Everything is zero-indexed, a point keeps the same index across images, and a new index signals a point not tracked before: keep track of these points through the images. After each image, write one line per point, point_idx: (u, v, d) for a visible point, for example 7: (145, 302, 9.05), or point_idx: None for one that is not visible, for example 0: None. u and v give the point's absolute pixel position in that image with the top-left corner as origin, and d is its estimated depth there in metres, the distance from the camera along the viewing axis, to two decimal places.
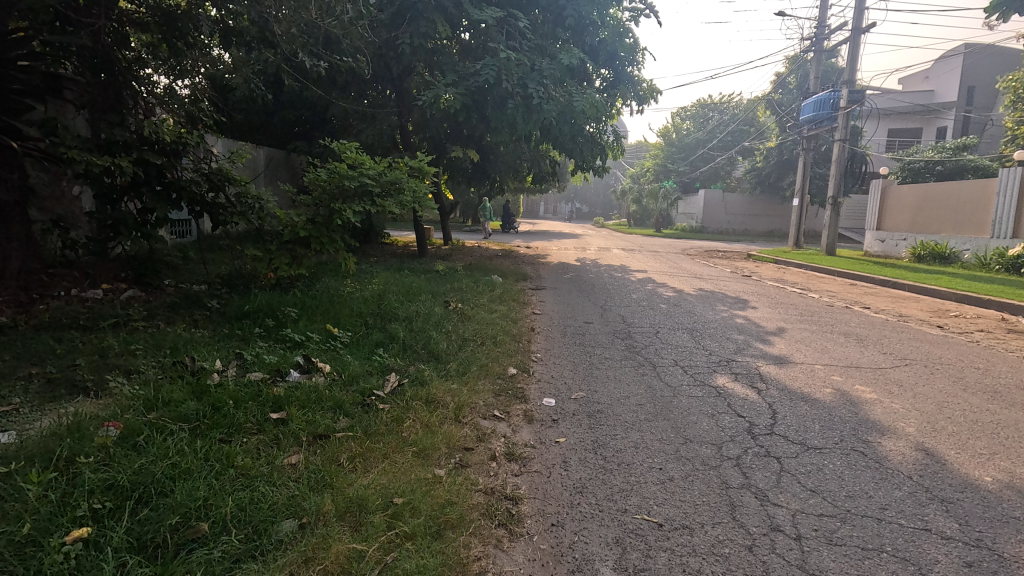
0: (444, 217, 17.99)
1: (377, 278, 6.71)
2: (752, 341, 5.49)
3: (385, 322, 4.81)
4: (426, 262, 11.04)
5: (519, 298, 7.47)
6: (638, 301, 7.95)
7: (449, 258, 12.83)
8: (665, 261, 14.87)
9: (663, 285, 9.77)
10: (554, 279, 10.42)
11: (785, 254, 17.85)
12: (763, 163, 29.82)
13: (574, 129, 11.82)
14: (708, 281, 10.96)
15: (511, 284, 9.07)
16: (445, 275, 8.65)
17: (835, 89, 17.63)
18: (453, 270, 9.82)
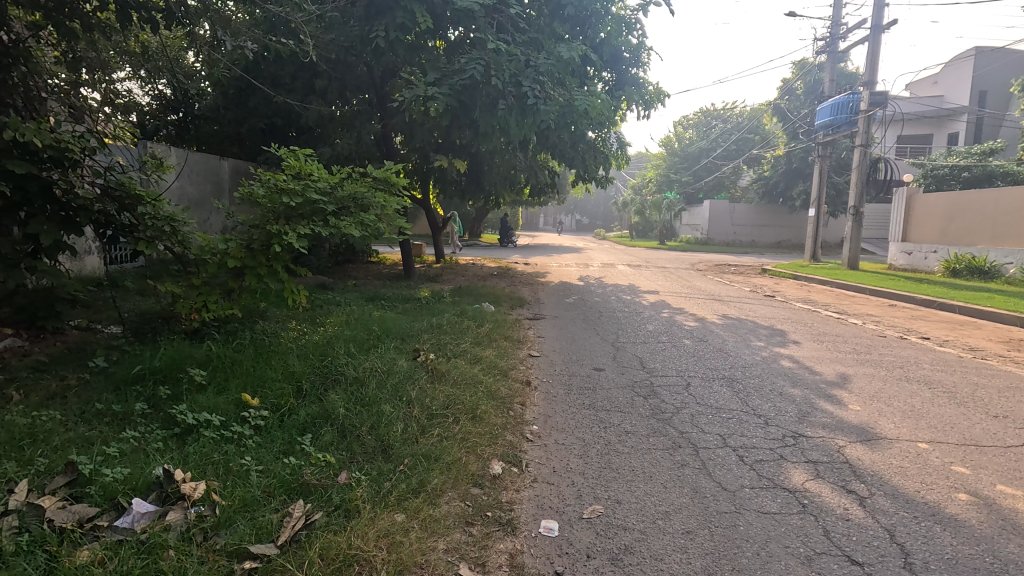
0: (435, 233, 16.77)
1: (336, 316, 5.42)
2: (814, 400, 4.19)
3: (325, 390, 3.54)
4: (410, 286, 9.81)
5: (511, 334, 6.18)
6: (655, 334, 6.65)
7: (437, 279, 11.55)
8: (676, 279, 13.58)
9: (679, 311, 8.49)
10: (555, 304, 9.15)
11: (803, 268, 16.59)
12: (771, 172, 28.54)
13: (574, 134, 10.60)
14: (728, 303, 9.66)
15: (504, 313, 7.80)
16: (427, 304, 7.38)
17: (853, 91, 16.45)
18: (439, 296, 8.56)
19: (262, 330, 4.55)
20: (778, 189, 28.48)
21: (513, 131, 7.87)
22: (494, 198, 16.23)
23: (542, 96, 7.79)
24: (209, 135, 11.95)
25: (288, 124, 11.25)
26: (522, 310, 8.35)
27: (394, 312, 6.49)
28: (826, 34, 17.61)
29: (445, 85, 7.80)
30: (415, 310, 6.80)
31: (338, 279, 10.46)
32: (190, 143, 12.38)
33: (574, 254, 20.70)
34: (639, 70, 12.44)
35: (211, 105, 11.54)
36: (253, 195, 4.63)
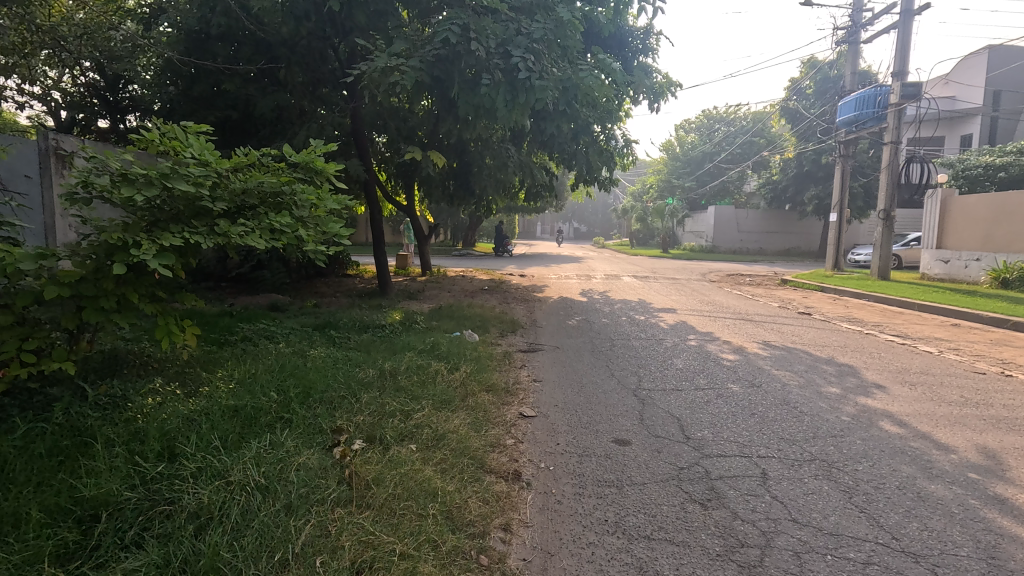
0: (420, 241, 15.16)
1: (242, 364, 3.76)
2: (982, 514, 2.58)
3: (132, 536, 1.91)
4: (381, 307, 8.24)
5: (497, 380, 4.57)
6: (689, 375, 5.03)
7: (418, 297, 10.01)
8: (691, 293, 12.02)
9: (708, 336, 6.90)
10: (555, 328, 7.56)
11: (826, 278, 15.07)
12: (780, 176, 27.04)
13: (577, 125, 9.03)
14: (761, 325, 8.07)
15: (490, 343, 6.19)
16: (393, 334, 5.77)
17: (878, 84, 14.92)
18: (412, 320, 6.98)
19: (99, 397, 2.89)
20: (787, 193, 26.98)
21: (501, 114, 6.24)
22: (485, 203, 14.70)
23: (537, 70, 6.12)
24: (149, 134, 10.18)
25: (244, 118, 9.65)
26: (515, 337, 6.77)
27: (342, 351, 4.87)
28: (847, 22, 16.10)
29: (416, 57, 6.27)
30: (370, 345, 5.19)
31: (298, 298, 8.88)
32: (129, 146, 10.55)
33: (574, 264, 19.20)
34: (648, 56, 10.91)
35: (153, 99, 9.85)
36: (91, 184, 2.98)
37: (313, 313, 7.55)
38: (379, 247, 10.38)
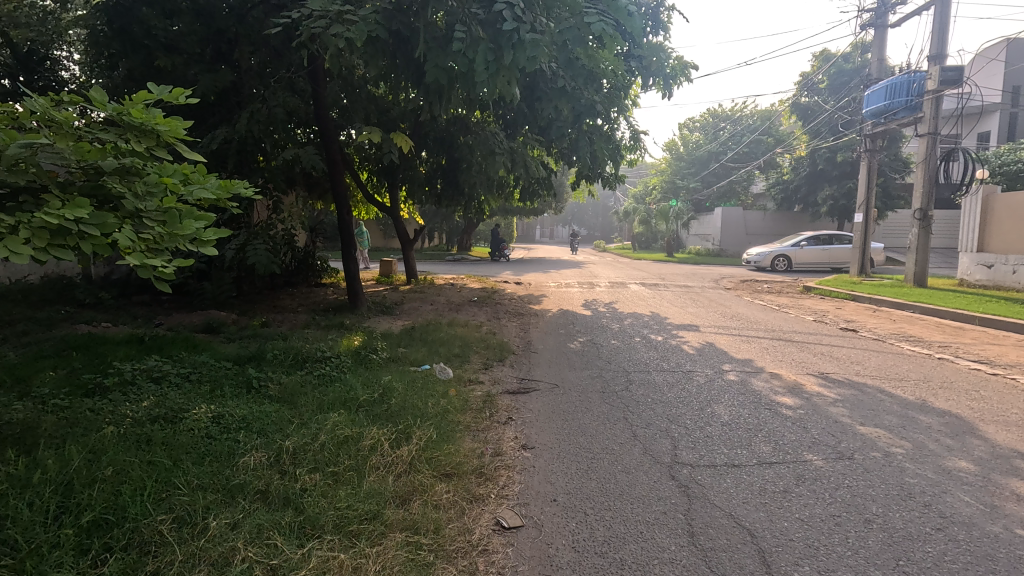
0: (405, 247, 13.63)
1: (45, 451, 2.35)
2: None
3: None
4: (342, 329, 6.78)
5: (465, 452, 3.12)
6: (745, 437, 3.54)
7: (393, 312, 8.56)
8: (711, 304, 10.55)
9: (749, 367, 5.44)
10: (555, 353, 6.13)
11: (855, 285, 13.60)
12: (792, 176, 25.65)
13: (578, 106, 7.56)
14: (807, 348, 6.60)
15: (469, 382, 4.69)
16: (337, 374, 4.33)
17: (911, 70, 13.51)
18: (374, 346, 5.53)
19: None
20: (799, 193, 25.59)
21: (483, 82, 4.77)
22: (477, 203, 13.26)
23: (528, 22, 4.66)
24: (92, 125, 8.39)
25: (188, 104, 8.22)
26: (506, 368, 5.31)
27: (250, 408, 3.45)
28: (873, 4, 14.70)
29: (369, 6, 4.86)
30: (296, 396, 3.75)
31: (247, 315, 7.44)
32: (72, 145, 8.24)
33: (576, 269, 17.74)
34: (659, 32, 9.46)
35: (91, 81, 8.47)
36: None
37: (265, 337, 6.08)
38: (349, 251, 8.92)
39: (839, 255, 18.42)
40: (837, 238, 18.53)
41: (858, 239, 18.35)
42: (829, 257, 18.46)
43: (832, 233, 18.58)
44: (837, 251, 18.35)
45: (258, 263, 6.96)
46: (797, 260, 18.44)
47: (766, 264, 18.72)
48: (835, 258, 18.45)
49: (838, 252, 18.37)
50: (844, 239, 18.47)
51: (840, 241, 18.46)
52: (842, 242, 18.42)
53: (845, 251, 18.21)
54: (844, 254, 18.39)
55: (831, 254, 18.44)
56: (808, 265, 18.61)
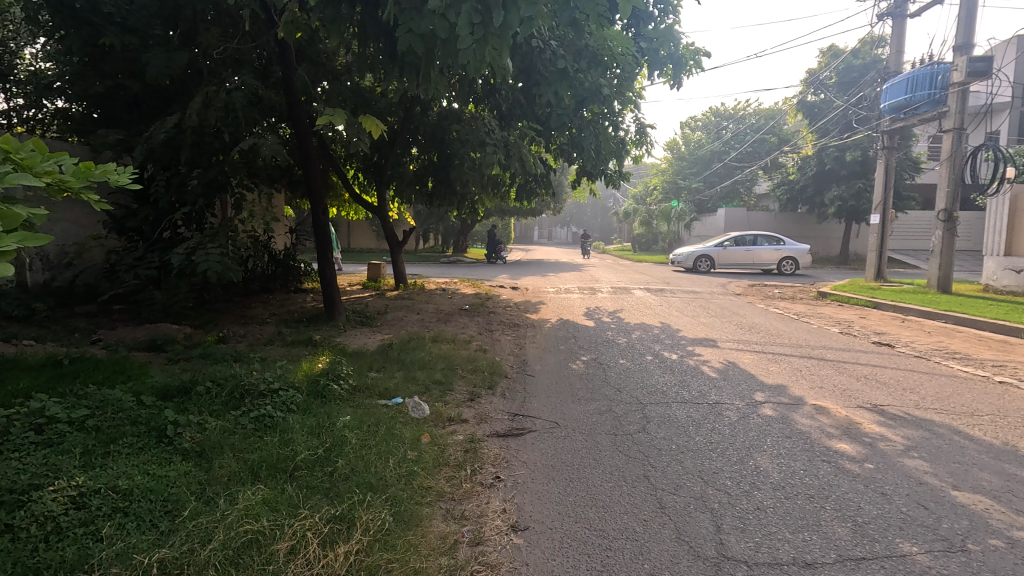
0: (393, 249, 12.73)
1: None
2: None
3: None
4: (308, 347, 5.89)
5: (429, 545, 2.26)
6: (809, 511, 2.67)
7: (372, 324, 7.66)
8: (723, 313, 9.66)
9: (787, 397, 4.55)
10: (554, 376, 5.24)
11: (873, 292, 12.74)
12: (798, 175, 24.81)
13: (581, 92, 6.68)
14: (843, 369, 5.71)
15: (448, 422, 3.81)
16: (285, 414, 3.47)
17: (934, 62, 12.63)
18: (338, 369, 4.63)
19: None
20: (805, 194, 24.77)
21: (466, 54, 3.86)
22: (470, 202, 12.39)
23: None
24: (64, 110, 8.05)
25: (148, 91, 7.41)
26: (496, 401, 4.42)
27: (149, 473, 2.59)
28: None
29: None
30: (219, 450, 2.90)
31: (204, 328, 6.54)
32: (63, 137, 8.33)
33: (575, 273, 16.83)
34: (669, 14, 8.55)
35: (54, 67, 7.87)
36: None
37: (240, 360, 5.24)
38: (325, 255, 8.01)
39: (762, 256, 17.65)
40: (762, 238, 17.72)
41: (783, 240, 17.49)
42: (751, 258, 17.72)
43: (757, 233, 17.79)
44: (760, 251, 17.55)
45: (208, 270, 6.02)
46: (716, 260, 17.85)
47: (688, 264, 18.26)
48: (759, 258, 17.69)
49: (761, 252, 17.58)
50: (769, 239, 17.65)
51: (763, 241, 17.68)
52: (766, 243, 17.60)
53: (766, 252, 17.41)
54: (768, 255, 17.57)
55: (753, 254, 17.71)
56: (731, 266, 17.95)
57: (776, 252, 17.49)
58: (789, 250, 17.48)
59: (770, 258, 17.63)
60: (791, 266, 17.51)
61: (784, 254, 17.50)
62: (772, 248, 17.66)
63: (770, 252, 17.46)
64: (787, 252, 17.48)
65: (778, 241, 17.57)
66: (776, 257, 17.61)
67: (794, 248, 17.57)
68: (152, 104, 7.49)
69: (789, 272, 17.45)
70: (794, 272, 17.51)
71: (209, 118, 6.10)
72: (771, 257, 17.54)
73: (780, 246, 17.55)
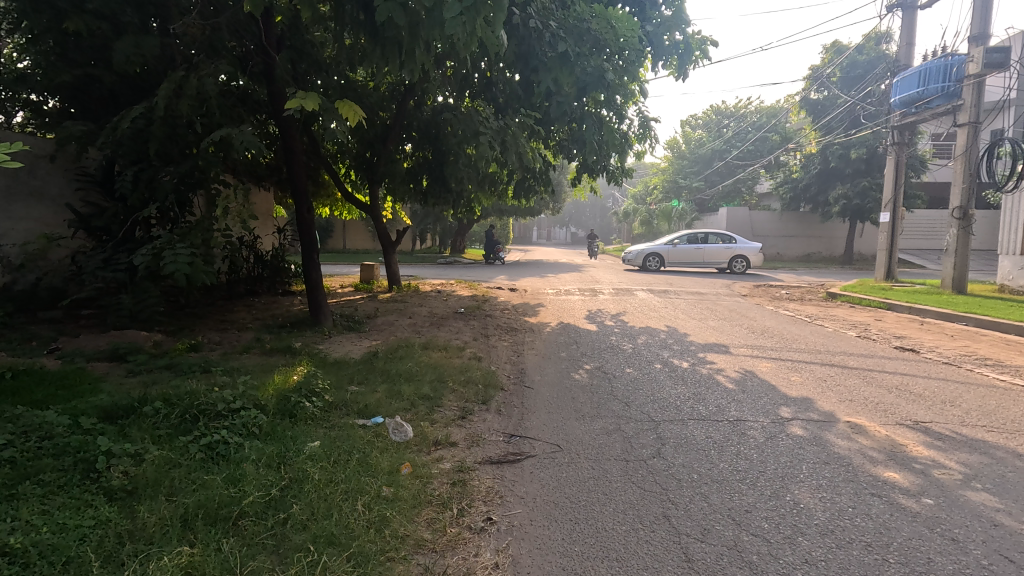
0: (386, 249, 12.24)
1: None
2: None
3: None
4: (286, 356, 5.39)
5: None
6: (871, 567, 2.17)
7: (359, 329, 7.16)
8: (732, 316, 9.17)
9: (816, 413, 4.06)
10: (556, 388, 4.75)
11: (885, 292, 12.26)
12: (801, 174, 24.34)
13: (582, 80, 6.19)
14: (871, 378, 5.22)
15: (434, 447, 3.32)
16: (245, 441, 2.98)
17: (947, 54, 12.19)
18: (313, 383, 4.13)
19: None
20: (808, 193, 24.32)
21: None
22: (466, 201, 11.91)
23: None
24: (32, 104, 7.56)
25: (120, 82, 6.92)
26: (490, 419, 3.94)
27: (60, 523, 2.10)
28: None
29: None
30: (156, 489, 2.41)
31: (175, 336, 6.03)
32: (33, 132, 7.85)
33: (575, 274, 16.35)
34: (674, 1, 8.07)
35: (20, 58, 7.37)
36: None
37: (209, 371, 4.73)
38: (309, 255, 7.51)
39: (713, 255, 17.54)
40: (713, 237, 17.62)
41: (733, 239, 17.43)
42: (702, 256, 17.56)
43: (707, 232, 17.68)
44: (711, 250, 17.44)
45: (176, 273, 5.36)
46: (667, 259, 17.53)
47: (637, 262, 17.70)
48: (709, 257, 17.56)
49: (712, 251, 17.47)
50: (719, 238, 17.57)
51: (714, 240, 17.56)
52: (717, 242, 17.53)
53: (717, 250, 17.30)
54: (718, 254, 17.49)
55: (703, 253, 17.55)
56: (680, 265, 17.68)
57: (727, 251, 17.40)
58: (739, 249, 17.44)
59: (721, 257, 17.54)
60: (743, 265, 17.44)
61: (734, 253, 17.44)
62: (722, 247, 17.57)
63: (721, 250, 17.37)
64: (737, 251, 17.45)
65: (730, 240, 17.49)
66: (727, 256, 17.51)
67: (744, 247, 17.58)
68: (125, 96, 7.01)
69: (740, 271, 17.38)
70: (744, 272, 17.46)
71: (180, 106, 5.59)
72: (722, 256, 17.41)
73: (731, 245, 17.52)
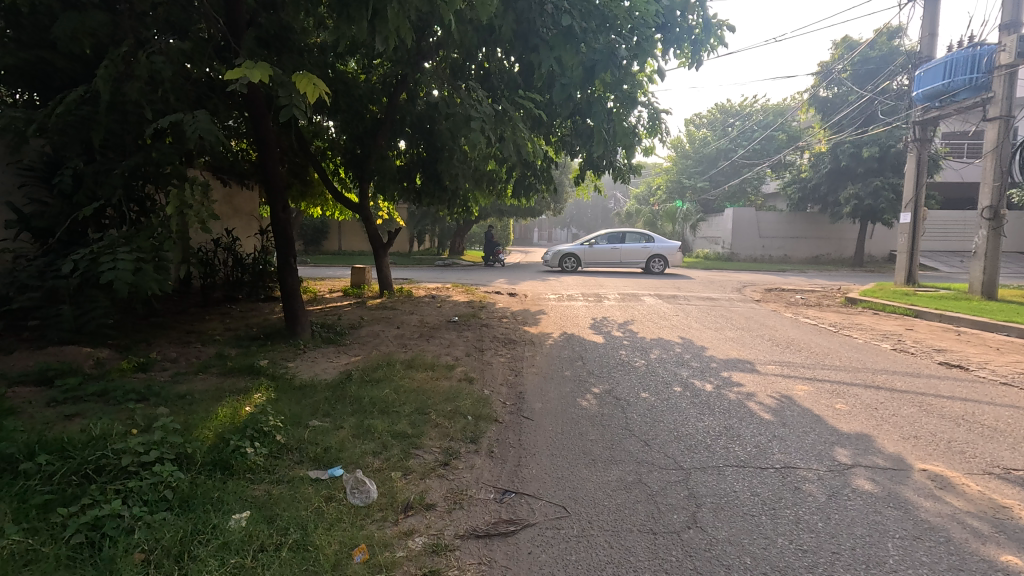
0: (377, 251, 11.49)
1: None
2: None
3: None
4: (248, 378, 4.64)
5: None
6: None
7: (338, 342, 6.42)
8: (751, 325, 8.42)
9: (883, 456, 3.31)
10: (561, 419, 3.99)
11: (909, 297, 11.52)
12: (811, 173, 23.58)
13: (588, 62, 5.44)
14: (928, 403, 4.47)
15: (404, 514, 2.58)
16: (148, 521, 2.23)
17: (974, 44, 11.44)
18: (261, 416, 3.39)
19: None
20: (818, 193, 23.56)
21: None
22: (463, 200, 11.19)
23: None
24: None
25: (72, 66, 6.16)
26: (478, 467, 3.18)
27: None
28: None
29: None
30: None
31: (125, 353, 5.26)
32: None
33: (578, 277, 15.61)
34: None
35: None
36: None
37: (149, 399, 3.98)
38: (285, 260, 6.76)
39: (631, 254, 17.06)
40: (631, 236, 17.16)
41: (652, 238, 16.95)
42: (620, 256, 17.12)
43: (626, 231, 17.21)
44: (628, 249, 16.96)
45: (116, 281, 4.58)
46: (583, 259, 17.14)
47: (554, 263, 17.38)
48: (627, 257, 17.13)
49: (629, 251, 17.01)
50: (639, 237, 17.08)
51: (631, 240, 17.10)
52: (635, 241, 17.05)
53: (632, 250, 16.85)
54: (636, 253, 17.04)
55: (620, 253, 17.14)
56: (598, 265, 17.26)
57: (645, 251, 16.94)
58: (657, 249, 16.95)
59: (640, 257, 17.07)
60: (661, 265, 16.94)
61: (652, 253, 16.95)
62: (641, 246, 17.09)
63: (639, 250, 16.90)
64: (655, 251, 16.95)
65: (647, 239, 17.01)
66: (645, 256, 17.02)
67: (664, 247, 17.06)
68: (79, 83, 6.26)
69: (659, 271, 16.85)
70: (663, 272, 16.91)
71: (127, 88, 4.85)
72: (640, 255, 16.99)
73: (650, 244, 17.03)
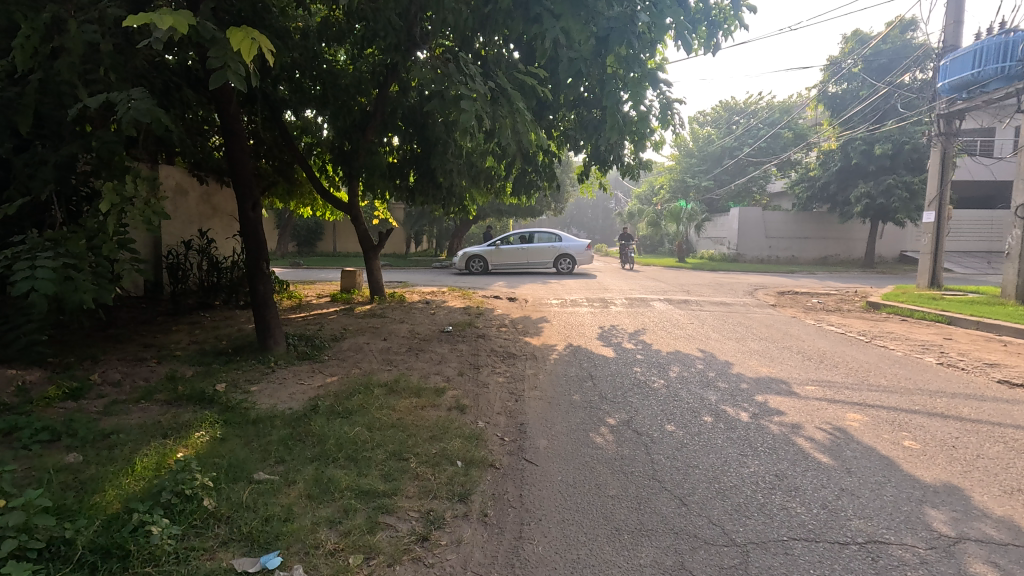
0: (368, 253, 10.69)
1: None
2: None
3: None
4: (194, 409, 3.87)
5: None
6: None
7: (314, 358, 5.65)
8: (773, 334, 7.68)
9: (994, 522, 2.55)
10: (572, 464, 3.22)
11: (935, 301, 10.80)
12: (820, 171, 22.82)
13: (597, 36, 4.68)
14: (1015, 438, 3.71)
15: None
16: None
17: (1004, 30, 10.71)
18: (184, 470, 2.62)
19: None
20: (827, 191, 22.81)
21: None
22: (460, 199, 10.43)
23: None
24: None
25: None
26: (467, 542, 2.42)
27: None
28: None
29: None
30: None
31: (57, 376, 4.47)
32: None
33: (581, 280, 14.86)
34: None
35: None
36: None
37: (65, 441, 3.22)
38: (256, 264, 5.97)
39: (541, 254, 16.74)
40: (541, 236, 16.84)
41: (561, 238, 16.71)
42: (527, 256, 16.78)
43: (534, 230, 16.85)
44: (535, 249, 16.62)
45: (34, 294, 3.80)
46: (490, 260, 16.65)
47: (462, 265, 16.77)
48: (535, 257, 16.82)
49: (537, 251, 16.68)
50: (548, 237, 16.77)
51: (541, 239, 16.83)
52: (543, 240, 16.74)
53: (543, 250, 16.54)
54: (544, 253, 16.74)
55: (529, 253, 16.84)
56: (506, 266, 16.83)
57: (554, 250, 16.66)
58: (567, 249, 16.70)
59: (547, 257, 16.81)
60: (570, 264, 16.72)
61: (560, 252, 16.70)
62: (549, 246, 16.80)
63: (547, 250, 16.62)
64: (563, 250, 16.70)
65: (557, 239, 16.78)
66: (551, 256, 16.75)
67: (573, 245, 16.81)
68: None
69: (567, 271, 16.64)
70: (572, 271, 16.70)
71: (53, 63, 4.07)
72: (547, 255, 16.73)
73: (557, 243, 16.75)
